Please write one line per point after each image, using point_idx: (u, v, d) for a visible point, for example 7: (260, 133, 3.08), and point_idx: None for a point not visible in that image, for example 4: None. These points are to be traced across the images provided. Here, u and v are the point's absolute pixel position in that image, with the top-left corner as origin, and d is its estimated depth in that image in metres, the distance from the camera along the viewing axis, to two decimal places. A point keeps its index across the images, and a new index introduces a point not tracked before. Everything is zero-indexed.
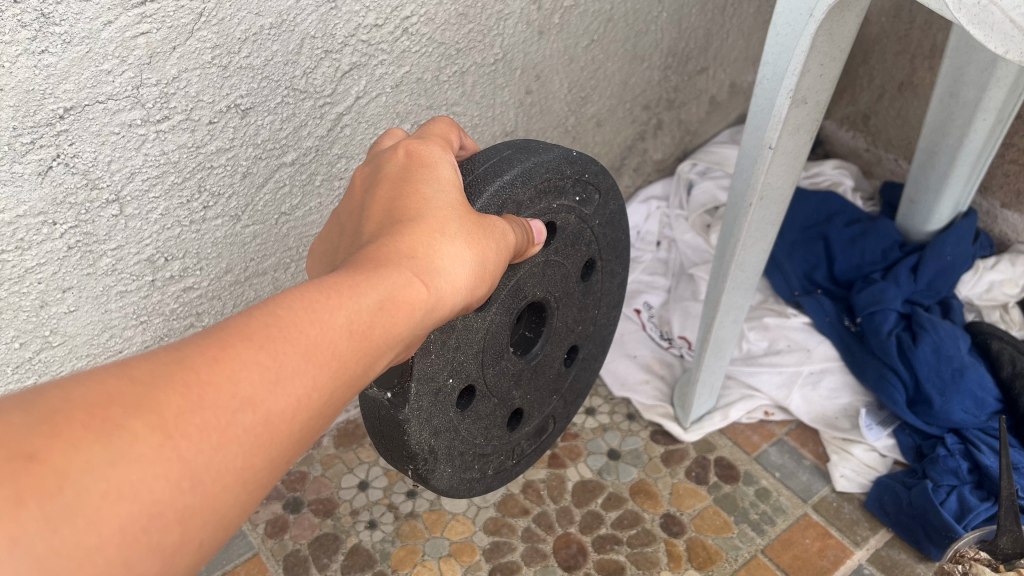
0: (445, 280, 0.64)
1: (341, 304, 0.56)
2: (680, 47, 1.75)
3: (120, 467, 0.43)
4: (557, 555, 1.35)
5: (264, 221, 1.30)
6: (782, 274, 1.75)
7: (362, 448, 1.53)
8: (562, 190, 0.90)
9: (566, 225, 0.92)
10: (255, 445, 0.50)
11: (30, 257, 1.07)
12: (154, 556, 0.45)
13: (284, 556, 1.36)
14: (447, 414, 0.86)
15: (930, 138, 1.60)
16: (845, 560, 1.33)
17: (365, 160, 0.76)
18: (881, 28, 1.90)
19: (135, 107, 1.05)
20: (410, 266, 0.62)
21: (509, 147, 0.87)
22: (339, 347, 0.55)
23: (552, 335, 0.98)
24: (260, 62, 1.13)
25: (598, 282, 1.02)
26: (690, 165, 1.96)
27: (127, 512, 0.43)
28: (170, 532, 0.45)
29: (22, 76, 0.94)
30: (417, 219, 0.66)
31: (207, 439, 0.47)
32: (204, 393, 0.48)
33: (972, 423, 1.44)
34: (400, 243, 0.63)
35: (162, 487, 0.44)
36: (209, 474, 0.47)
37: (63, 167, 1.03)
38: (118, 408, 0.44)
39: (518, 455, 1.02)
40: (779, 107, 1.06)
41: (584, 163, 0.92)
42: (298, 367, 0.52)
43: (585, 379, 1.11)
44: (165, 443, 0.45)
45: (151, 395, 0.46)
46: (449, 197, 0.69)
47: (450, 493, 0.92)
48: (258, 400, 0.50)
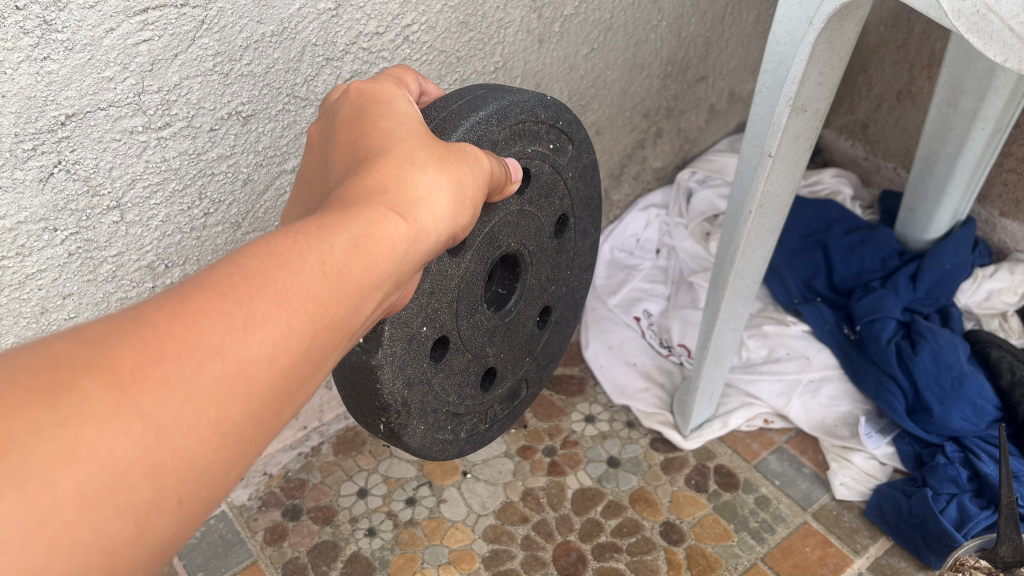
0: (425, 213, 0.58)
1: (312, 243, 0.50)
2: (680, 55, 1.76)
3: (72, 426, 0.39)
4: (557, 563, 1.35)
5: (265, 229, 1.30)
6: (782, 282, 1.75)
7: (361, 455, 1.52)
8: (537, 136, 0.91)
9: (541, 172, 0.92)
10: (229, 395, 0.44)
11: (30, 264, 1.07)
12: (125, 517, 0.40)
13: (283, 564, 1.36)
14: (420, 365, 0.85)
15: (929, 146, 1.60)
16: (846, 568, 1.33)
17: (319, 115, 0.72)
18: (880, 38, 1.90)
19: (136, 113, 1.05)
20: (384, 201, 0.56)
21: (483, 88, 0.87)
22: (319, 286, 0.49)
23: (526, 292, 0.97)
24: (261, 69, 1.14)
25: (571, 240, 1.02)
26: (689, 174, 1.97)
27: (85, 473, 0.39)
28: (140, 490, 0.41)
29: (23, 82, 0.95)
30: (386, 155, 0.60)
31: (170, 392, 0.42)
32: (163, 343, 0.43)
33: (972, 431, 1.43)
34: (371, 180, 0.57)
35: (123, 446, 0.40)
36: (178, 429, 0.42)
37: (64, 173, 1.03)
38: (67, 369, 0.40)
39: (490, 419, 1.01)
40: (778, 115, 1.06)
41: (558, 109, 0.93)
42: (268, 311, 0.46)
43: (558, 344, 1.10)
44: (121, 400, 0.40)
45: (100, 352, 0.41)
46: (410, 131, 0.65)
47: (422, 453, 0.90)
48: (227, 347, 0.44)
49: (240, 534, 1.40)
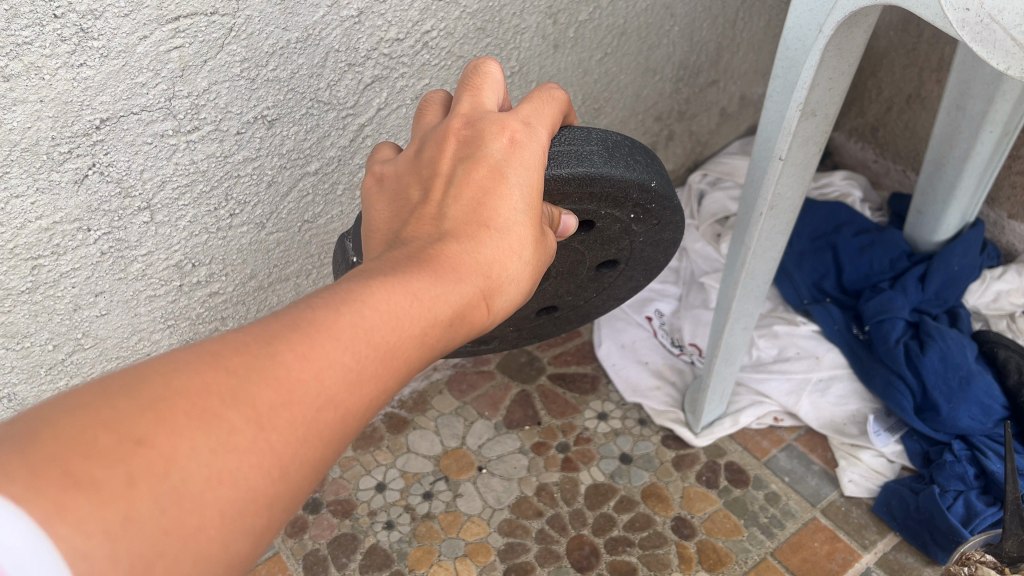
0: (508, 292, 0.63)
1: (421, 304, 0.55)
2: (691, 60, 1.79)
3: (218, 455, 0.44)
4: (570, 556, 1.38)
5: (288, 229, 1.34)
6: (791, 283, 1.77)
7: (379, 451, 1.56)
8: (620, 203, 0.90)
9: (607, 228, 0.93)
10: (335, 440, 0.50)
11: (65, 262, 1.10)
12: (248, 537, 0.46)
13: (304, 555, 1.39)
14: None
15: (938, 150, 1.63)
16: (854, 563, 1.36)
17: (462, 115, 0.69)
18: (890, 42, 1.93)
19: (167, 118, 1.09)
20: (482, 279, 0.61)
21: (602, 146, 0.86)
22: (418, 346, 0.55)
23: (538, 297, 1.00)
24: (286, 75, 1.17)
25: (609, 276, 1.04)
26: (700, 176, 2.02)
27: (225, 497, 0.44)
28: (261, 516, 0.46)
29: (60, 88, 0.98)
30: (496, 225, 0.63)
31: (296, 433, 0.47)
32: (295, 388, 0.48)
33: (979, 430, 1.45)
34: (476, 253, 0.61)
35: (253, 477, 0.46)
36: (297, 464, 0.48)
37: (99, 175, 1.07)
38: (217, 399, 0.45)
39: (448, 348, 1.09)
40: (789, 119, 1.09)
41: (659, 195, 0.90)
42: (375, 371, 0.52)
43: (547, 328, 1.14)
44: (258, 436, 0.46)
45: (246, 388, 0.46)
46: (531, 201, 0.66)
47: None
48: (342, 398, 0.50)
49: None
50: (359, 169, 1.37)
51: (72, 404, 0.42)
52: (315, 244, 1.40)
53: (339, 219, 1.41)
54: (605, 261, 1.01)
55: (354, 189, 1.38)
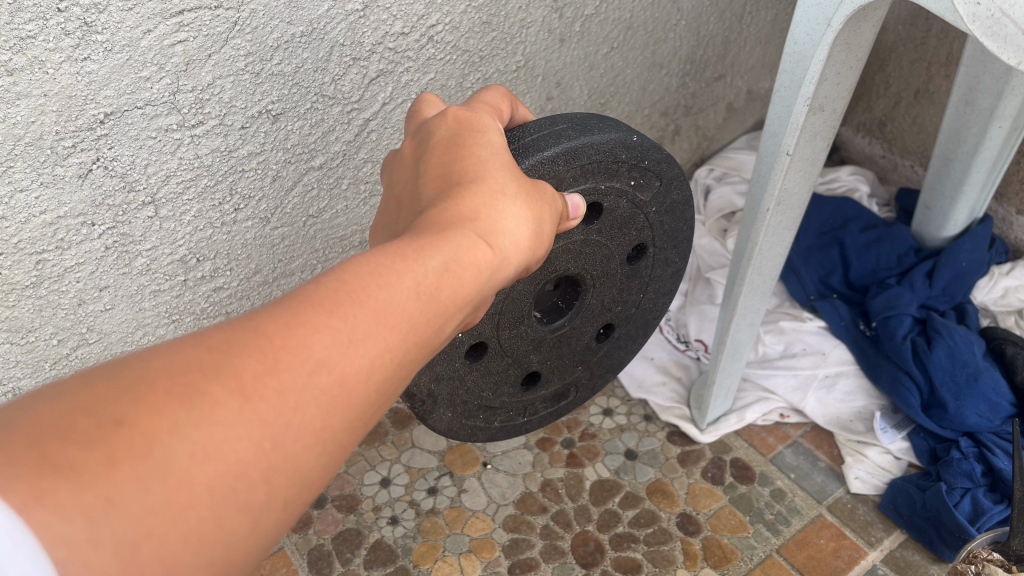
0: (512, 240, 0.60)
1: (412, 263, 0.52)
2: (698, 54, 1.78)
3: (203, 428, 0.42)
4: (575, 552, 1.38)
5: (293, 224, 1.33)
6: (798, 279, 1.76)
7: (384, 446, 1.56)
8: (615, 173, 0.90)
9: (615, 206, 0.92)
10: (333, 406, 0.47)
11: (69, 257, 1.10)
12: (243, 514, 0.44)
13: (309, 550, 1.39)
14: (454, 364, 0.90)
15: (946, 145, 1.62)
16: (860, 560, 1.36)
17: (410, 134, 0.73)
18: (898, 36, 1.92)
19: (172, 112, 1.09)
20: (475, 228, 0.58)
21: (567, 123, 0.89)
22: (416, 305, 0.52)
23: (583, 310, 0.97)
24: (291, 69, 1.17)
25: (648, 267, 1.00)
26: (706, 171, 2.01)
27: (213, 472, 0.42)
28: (255, 490, 0.44)
29: (65, 82, 0.98)
30: (478, 180, 0.61)
31: (285, 402, 0.45)
32: (279, 355, 0.46)
33: (986, 427, 1.45)
34: (462, 206, 0.59)
35: (243, 449, 0.43)
36: (290, 437, 0.45)
37: (103, 170, 1.07)
38: (198, 374, 0.43)
39: (531, 413, 1.05)
40: (796, 114, 1.08)
41: (644, 149, 0.91)
42: (369, 330, 0.49)
43: (621, 359, 1.09)
44: (244, 406, 0.44)
45: (227, 361, 0.44)
46: (502, 158, 0.65)
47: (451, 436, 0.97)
48: (335, 361, 0.47)
49: None
50: (364, 164, 1.37)
51: (49, 391, 0.41)
52: (320, 239, 1.40)
53: (344, 214, 1.40)
54: (633, 248, 0.98)
55: (359, 184, 1.38)
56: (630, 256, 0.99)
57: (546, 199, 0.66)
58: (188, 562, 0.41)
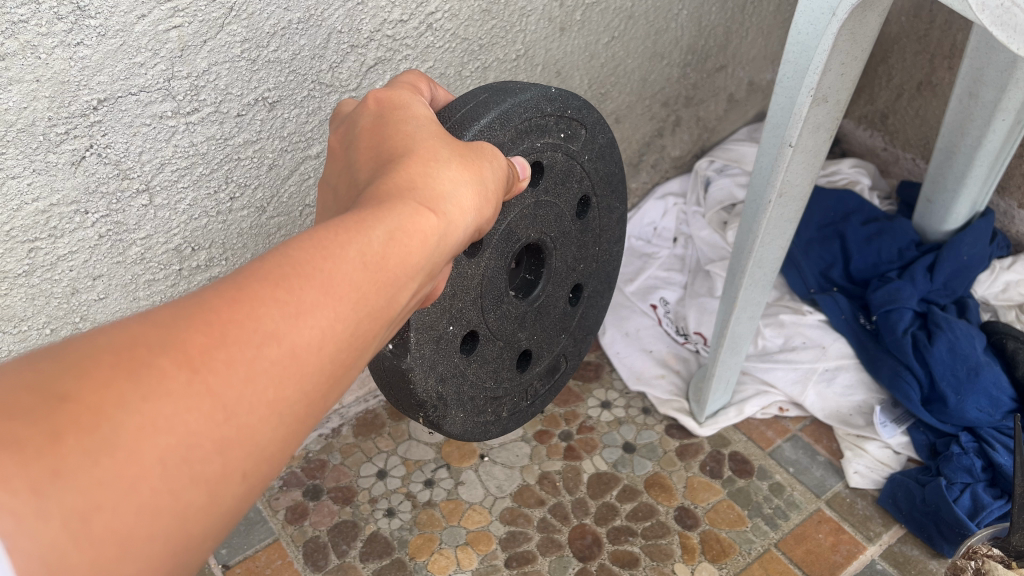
0: (451, 204, 0.60)
1: (351, 235, 0.52)
2: (700, 44, 1.76)
3: (151, 401, 0.42)
4: (572, 545, 1.37)
5: (289, 213, 1.32)
6: (798, 271, 1.75)
7: (380, 438, 1.55)
8: (545, 129, 0.89)
9: (553, 162, 0.91)
10: (286, 376, 0.47)
11: (62, 245, 1.09)
12: (198, 485, 0.43)
13: (304, 542, 1.39)
14: (453, 360, 0.88)
15: (948, 138, 1.60)
16: (858, 555, 1.35)
17: (336, 127, 0.73)
18: (901, 28, 1.90)
19: (166, 98, 1.07)
20: (415, 197, 0.58)
21: (485, 90, 0.85)
22: (360, 274, 0.51)
23: (552, 275, 0.98)
24: (288, 56, 1.15)
25: (595, 218, 1.01)
26: (707, 163, 1.97)
27: (164, 444, 0.42)
28: (212, 461, 0.44)
29: (58, 67, 0.96)
30: (409, 155, 0.62)
31: (233, 373, 0.45)
32: (224, 329, 0.45)
33: (987, 422, 1.44)
34: (398, 177, 0.60)
35: (196, 420, 0.43)
36: (242, 408, 0.45)
37: (96, 157, 1.05)
38: (144, 347, 0.43)
39: (532, 395, 1.04)
40: (800, 105, 1.06)
41: (565, 98, 0.90)
42: (317, 300, 0.49)
43: (594, 316, 1.11)
44: (192, 378, 0.43)
45: (172, 335, 0.44)
46: (428, 129, 0.67)
47: (466, 437, 0.94)
48: (281, 332, 0.47)
49: (261, 513, 1.43)
50: None
51: None
52: None
53: None
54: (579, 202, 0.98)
55: None
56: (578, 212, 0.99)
57: (488, 165, 0.66)
58: (145, 532, 0.41)
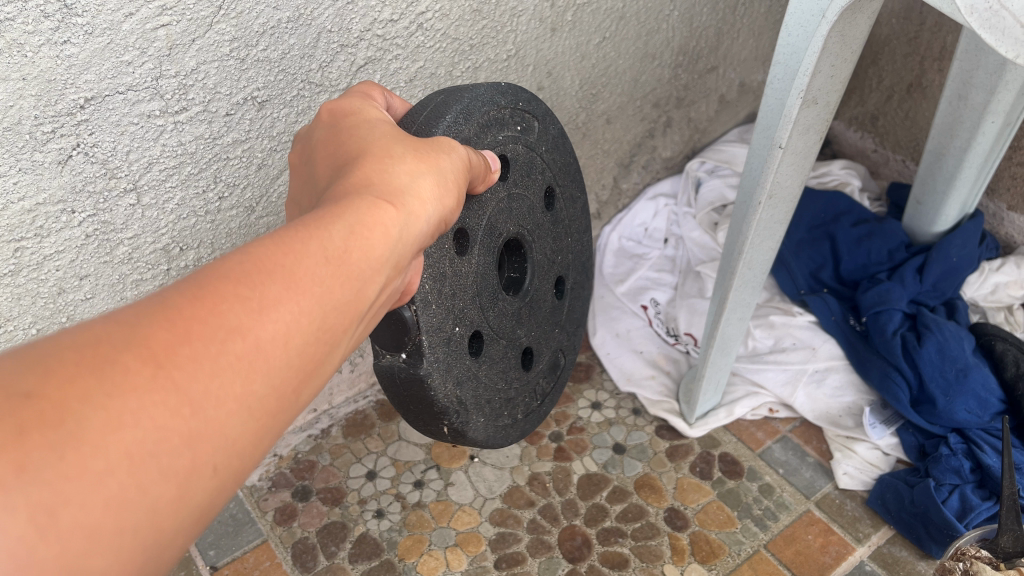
0: (411, 199, 0.60)
1: (312, 233, 0.52)
2: (691, 45, 1.76)
3: (117, 397, 0.41)
4: (562, 547, 1.36)
5: (278, 213, 1.31)
6: (789, 272, 1.75)
7: (370, 438, 1.55)
8: (503, 122, 0.89)
9: (516, 156, 0.91)
10: (251, 370, 0.47)
11: (48, 245, 1.08)
12: (168, 480, 0.43)
13: (293, 543, 1.38)
14: (465, 363, 0.86)
15: (938, 140, 1.61)
16: (847, 556, 1.35)
17: (296, 144, 0.73)
18: (891, 30, 1.90)
19: (154, 98, 1.06)
20: (373, 193, 0.58)
21: (439, 93, 0.84)
22: (320, 269, 0.51)
23: (537, 268, 0.98)
24: (277, 55, 1.14)
25: (563, 209, 1.02)
26: (698, 163, 1.97)
27: (131, 438, 0.41)
28: (180, 455, 0.43)
29: (44, 66, 0.96)
30: (365, 155, 0.63)
31: (199, 367, 0.44)
32: (188, 324, 0.45)
33: (975, 423, 1.44)
34: (354, 176, 0.60)
35: (163, 414, 0.42)
36: (210, 402, 0.45)
37: (83, 156, 1.04)
38: (108, 344, 0.42)
39: (541, 394, 1.03)
40: (790, 107, 1.06)
41: (513, 91, 0.91)
42: (280, 295, 0.49)
43: (580, 308, 1.11)
44: (158, 373, 0.43)
45: (135, 332, 0.43)
46: (384, 130, 0.67)
47: (489, 442, 0.92)
48: (245, 326, 0.47)
49: (250, 514, 1.42)
50: None
51: None
52: None
53: None
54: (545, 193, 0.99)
55: None
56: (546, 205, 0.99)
57: (447, 162, 0.67)
58: (115, 528, 0.41)
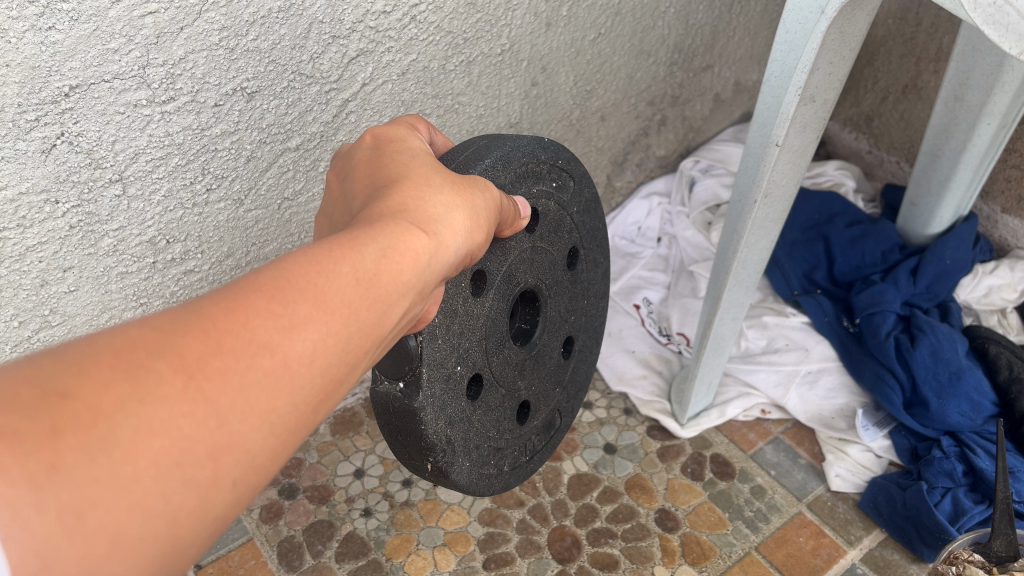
0: (444, 226, 0.59)
1: (346, 253, 0.52)
2: (686, 43, 1.75)
3: (147, 404, 0.41)
4: (551, 547, 1.35)
5: (267, 206, 1.29)
6: (782, 273, 1.75)
7: (358, 436, 1.53)
8: (540, 176, 0.88)
9: (547, 210, 0.90)
10: (279, 387, 0.47)
11: (31, 235, 1.06)
12: (189, 490, 0.43)
13: (279, 542, 1.36)
14: (460, 404, 0.83)
15: (933, 141, 1.60)
16: (838, 559, 1.34)
17: (335, 157, 0.72)
18: (887, 30, 1.89)
19: (141, 86, 1.04)
20: (407, 217, 0.58)
21: (483, 137, 0.83)
22: (353, 290, 0.51)
23: (548, 323, 0.95)
24: (267, 45, 1.12)
25: (584, 271, 0.99)
26: (692, 162, 1.96)
27: (158, 447, 0.41)
28: (202, 467, 0.43)
29: (28, 52, 0.93)
30: (402, 180, 0.62)
31: (229, 381, 0.44)
32: (221, 338, 0.45)
33: (968, 427, 1.43)
34: (389, 200, 0.59)
35: (189, 426, 0.42)
36: (236, 416, 0.45)
37: (67, 145, 1.02)
38: (142, 352, 0.42)
39: (531, 451, 0.99)
40: (787, 104, 1.05)
41: (556, 149, 0.90)
42: (311, 313, 0.48)
43: (584, 371, 1.08)
44: (188, 384, 0.43)
45: (169, 341, 0.44)
46: (425, 158, 0.66)
47: (470, 490, 0.87)
48: (275, 344, 0.47)
49: None
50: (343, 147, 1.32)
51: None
52: (295, 223, 1.35)
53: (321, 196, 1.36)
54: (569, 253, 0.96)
55: None
56: (568, 264, 0.97)
57: (482, 192, 0.66)
58: (137, 534, 0.41)
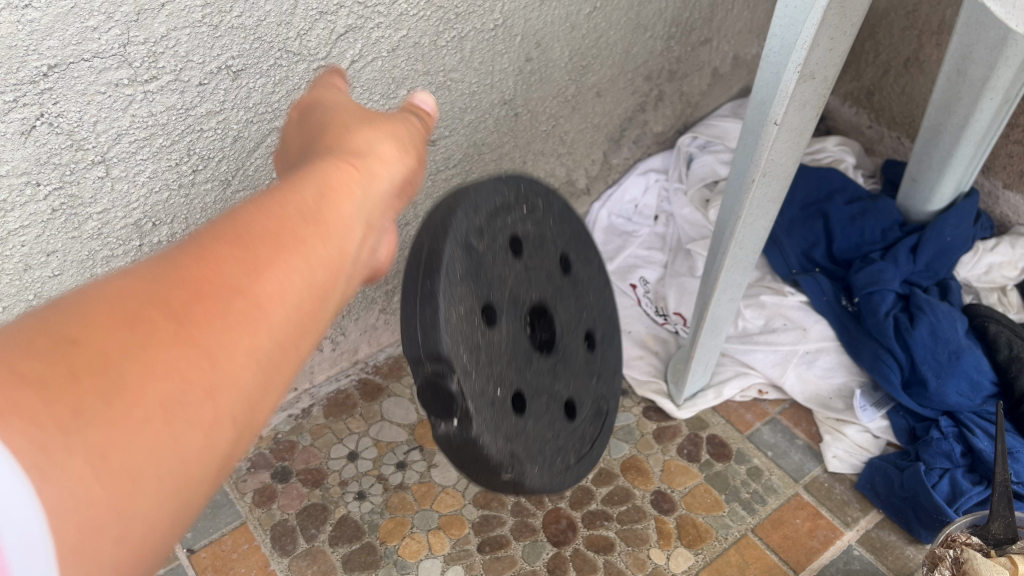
0: (372, 159, 0.56)
1: (287, 192, 0.48)
2: (684, 17, 1.71)
3: (127, 355, 0.36)
4: (547, 530, 1.34)
5: (255, 187, 1.26)
6: (780, 251, 1.72)
7: (351, 419, 1.52)
8: (511, 209, 0.81)
9: (524, 232, 0.82)
10: (266, 320, 0.42)
11: (12, 219, 1.03)
12: (191, 433, 0.38)
13: (272, 525, 1.36)
14: (510, 419, 0.75)
15: (935, 116, 1.57)
16: (835, 540, 1.33)
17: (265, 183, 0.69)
18: (890, 2, 1.85)
19: (123, 65, 1.01)
20: (337, 158, 0.54)
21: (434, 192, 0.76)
22: (310, 222, 0.47)
23: (564, 328, 0.86)
24: (252, 22, 1.09)
25: (581, 270, 0.91)
26: (690, 139, 1.94)
27: (151, 396, 0.36)
28: (203, 408, 0.38)
29: (3, 31, 0.90)
30: (322, 138, 0.59)
31: (212, 324, 0.39)
32: (196, 281, 0.40)
33: (967, 406, 1.42)
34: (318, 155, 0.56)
35: (178, 370, 0.37)
36: (228, 354, 0.40)
37: (47, 126, 0.99)
38: (110, 304, 0.37)
39: (591, 442, 0.88)
40: (786, 82, 1.02)
41: (519, 180, 0.82)
42: (282, 250, 0.44)
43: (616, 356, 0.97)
44: (172, 330, 0.38)
45: (138, 292, 0.38)
46: (338, 113, 0.63)
47: (552, 489, 0.79)
48: (251, 282, 0.42)
49: (228, 496, 1.40)
50: None
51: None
52: None
53: None
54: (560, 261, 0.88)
55: None
56: (562, 270, 0.88)
57: (394, 125, 0.62)
58: (137, 492, 0.35)
